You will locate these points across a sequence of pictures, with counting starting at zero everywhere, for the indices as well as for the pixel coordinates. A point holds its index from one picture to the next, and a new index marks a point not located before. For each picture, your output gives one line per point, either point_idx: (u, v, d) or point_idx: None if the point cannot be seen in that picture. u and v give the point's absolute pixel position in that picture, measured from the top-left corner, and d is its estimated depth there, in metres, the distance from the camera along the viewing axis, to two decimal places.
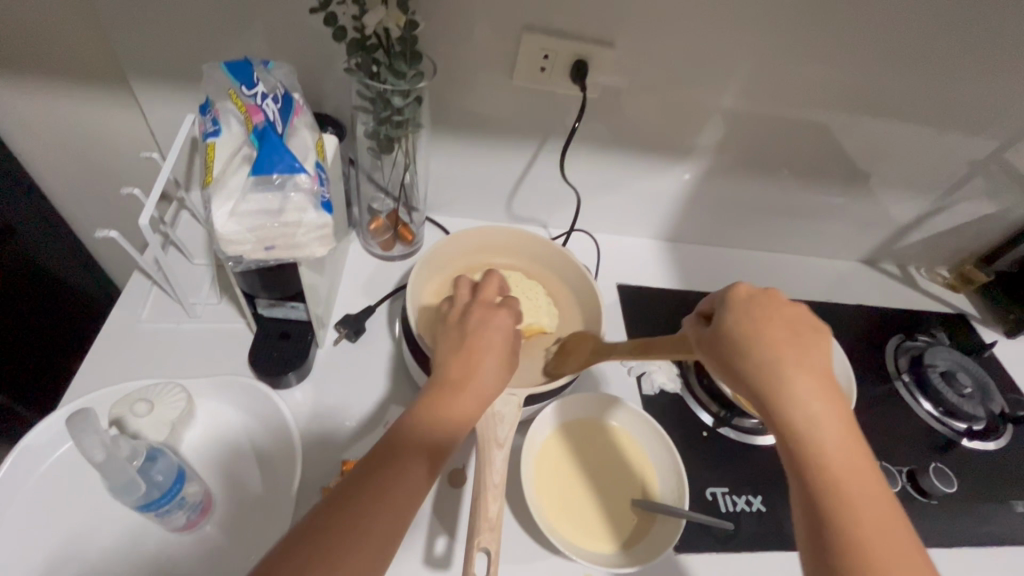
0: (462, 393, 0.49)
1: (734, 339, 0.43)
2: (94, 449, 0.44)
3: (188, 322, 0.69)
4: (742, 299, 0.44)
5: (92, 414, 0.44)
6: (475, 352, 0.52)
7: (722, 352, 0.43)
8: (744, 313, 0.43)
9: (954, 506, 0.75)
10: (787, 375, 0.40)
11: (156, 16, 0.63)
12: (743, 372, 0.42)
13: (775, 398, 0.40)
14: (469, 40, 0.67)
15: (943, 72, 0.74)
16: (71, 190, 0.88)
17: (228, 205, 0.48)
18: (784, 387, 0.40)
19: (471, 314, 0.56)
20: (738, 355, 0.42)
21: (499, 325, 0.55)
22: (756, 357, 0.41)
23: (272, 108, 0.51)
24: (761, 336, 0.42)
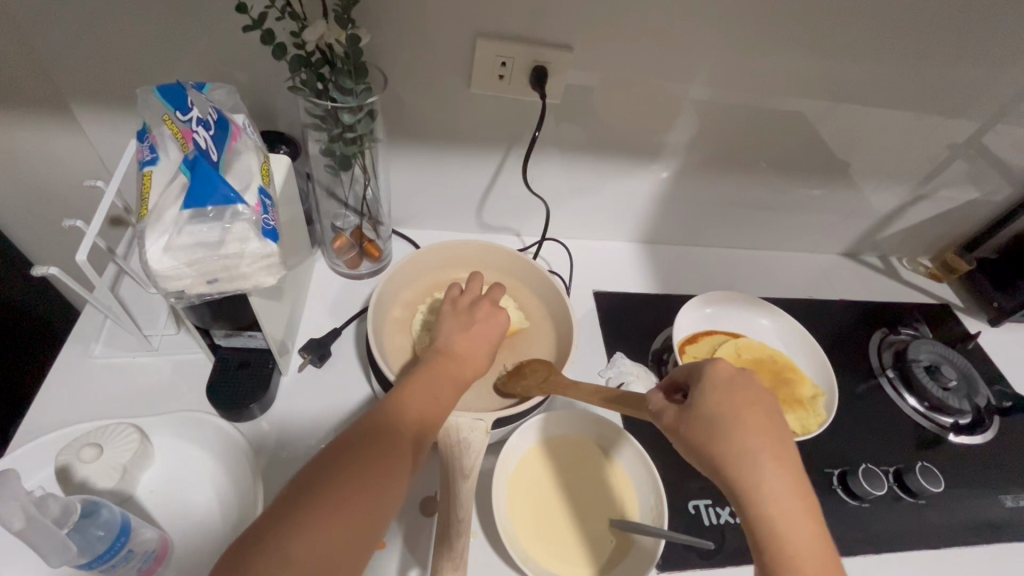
0: (459, 366, 0.54)
1: (712, 424, 0.40)
2: (13, 518, 0.40)
3: (145, 354, 0.66)
4: (725, 380, 0.41)
5: (13, 476, 0.41)
6: (475, 337, 0.57)
7: (696, 438, 0.40)
8: (725, 398, 0.40)
9: (943, 505, 0.73)
10: (764, 468, 0.37)
11: (90, 39, 0.60)
12: (717, 460, 0.39)
13: (746, 491, 0.37)
14: (422, 49, 0.64)
15: (914, 57, 0.72)
16: (22, 220, 0.84)
17: (163, 240, 0.45)
18: (759, 484, 0.37)
19: (479, 308, 0.60)
20: (714, 443, 0.39)
21: (499, 323, 0.60)
22: (736, 449, 0.38)
23: (205, 135, 0.48)
24: (738, 423, 0.39)
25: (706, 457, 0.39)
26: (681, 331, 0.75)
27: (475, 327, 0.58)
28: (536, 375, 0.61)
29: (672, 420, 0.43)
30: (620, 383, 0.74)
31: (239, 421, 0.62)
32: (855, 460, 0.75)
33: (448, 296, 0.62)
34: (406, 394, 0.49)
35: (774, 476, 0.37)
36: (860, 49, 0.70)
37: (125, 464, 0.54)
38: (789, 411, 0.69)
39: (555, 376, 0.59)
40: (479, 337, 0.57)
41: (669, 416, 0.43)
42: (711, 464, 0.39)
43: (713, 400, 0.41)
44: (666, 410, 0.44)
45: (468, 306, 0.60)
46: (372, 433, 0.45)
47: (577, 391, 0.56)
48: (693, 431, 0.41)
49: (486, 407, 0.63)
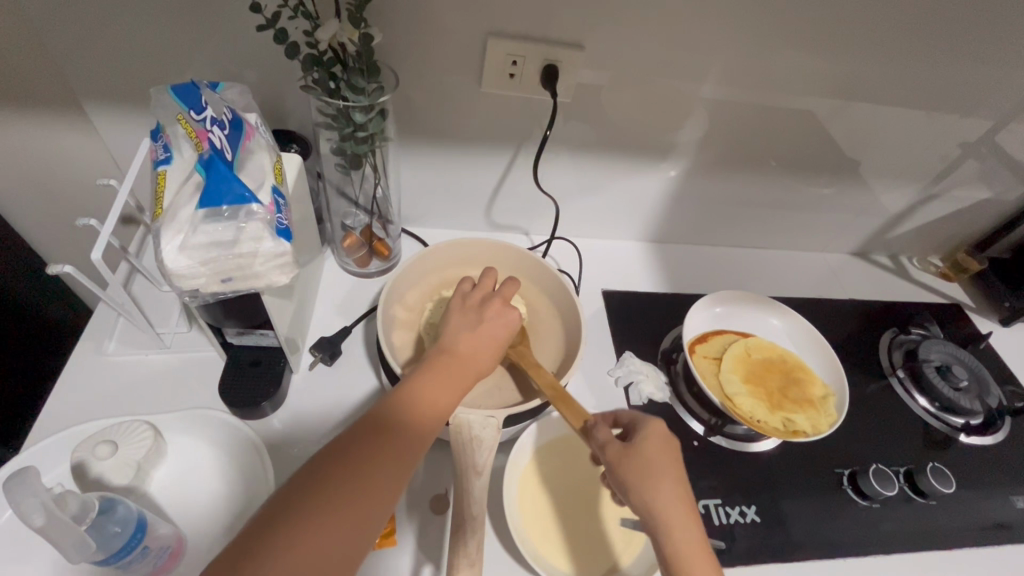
0: (461, 368, 0.54)
1: (641, 466, 0.47)
2: (34, 515, 0.40)
3: (157, 352, 0.66)
4: (658, 435, 0.49)
5: (34, 473, 0.41)
6: (480, 337, 0.57)
7: (626, 475, 0.47)
8: (655, 446, 0.49)
9: (955, 506, 0.73)
10: (683, 509, 0.46)
11: (103, 37, 0.60)
12: (640, 498, 0.46)
13: (661, 524, 0.45)
14: (433, 49, 0.64)
15: (927, 55, 0.72)
16: (35, 219, 0.85)
17: (178, 239, 0.45)
18: (673, 523, 0.45)
19: (490, 305, 0.60)
20: (640, 483, 0.46)
21: (509, 319, 0.59)
22: (657, 489, 0.46)
23: (220, 135, 0.48)
24: (665, 469, 0.47)
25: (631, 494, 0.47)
26: (690, 331, 0.75)
27: (484, 325, 0.58)
28: (507, 339, 0.65)
29: (608, 455, 0.49)
30: (629, 383, 0.74)
31: (251, 419, 0.62)
32: (865, 461, 0.75)
33: (459, 290, 0.62)
34: (405, 401, 0.49)
35: (682, 515, 0.45)
36: (873, 47, 0.70)
37: (139, 460, 0.54)
38: (800, 411, 0.69)
39: (524, 345, 0.63)
40: (490, 336, 0.57)
41: (603, 450, 0.49)
42: (633, 499, 0.47)
43: (647, 448, 0.48)
44: (606, 443, 0.49)
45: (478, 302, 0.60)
46: (361, 438, 0.45)
47: (542, 377, 0.58)
48: (622, 467, 0.47)
49: (495, 404, 0.63)
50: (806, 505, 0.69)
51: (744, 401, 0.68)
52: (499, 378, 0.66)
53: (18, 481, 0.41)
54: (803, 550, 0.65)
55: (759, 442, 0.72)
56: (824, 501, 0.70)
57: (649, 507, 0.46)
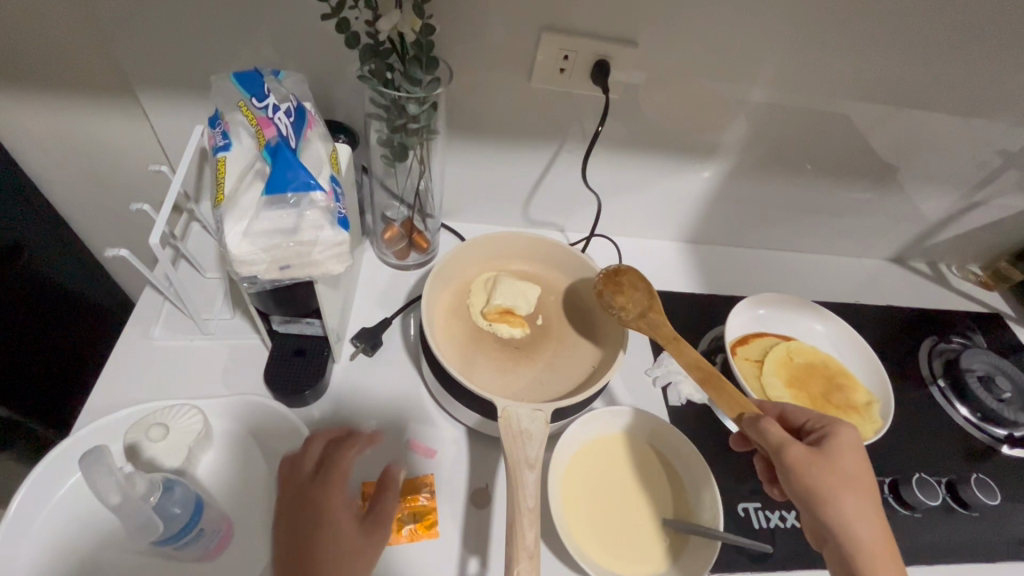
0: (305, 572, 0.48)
1: (834, 480, 0.49)
2: (109, 492, 0.42)
3: (202, 338, 0.67)
4: (846, 446, 0.51)
5: (107, 451, 0.42)
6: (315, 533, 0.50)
7: (816, 481, 0.49)
8: (848, 460, 0.50)
9: (998, 519, 0.71)
10: (866, 518, 0.48)
11: (161, 25, 0.61)
12: (830, 510, 0.48)
13: (852, 540, 0.47)
14: (484, 42, 0.64)
15: (983, 60, 0.70)
16: (80, 206, 0.86)
17: (242, 225, 0.45)
18: (865, 541, 0.47)
19: (322, 481, 0.53)
20: (834, 496, 0.48)
21: (347, 454, 0.55)
22: (851, 505, 0.48)
23: (284, 122, 0.48)
24: (853, 479, 0.49)
25: (815, 502, 0.49)
26: (731, 332, 0.74)
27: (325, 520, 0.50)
28: (636, 301, 0.65)
29: (794, 458, 0.50)
30: (667, 383, 0.73)
31: (297, 408, 0.63)
32: (907, 470, 0.73)
33: (283, 478, 0.55)
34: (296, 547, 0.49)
35: (876, 535, 0.48)
36: (927, 49, 0.68)
37: (190, 444, 0.55)
38: (843, 417, 0.68)
39: (655, 313, 0.64)
40: (339, 493, 0.52)
41: (787, 450, 0.51)
42: (814, 507, 0.49)
43: (840, 461, 0.50)
44: (789, 445, 0.51)
45: (314, 453, 0.56)
46: None
47: (681, 354, 0.61)
48: (815, 477, 0.49)
49: (537, 399, 0.63)
50: None
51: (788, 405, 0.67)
52: (541, 374, 0.66)
53: (94, 459, 0.42)
54: None
55: None
56: None
57: (838, 521, 0.48)
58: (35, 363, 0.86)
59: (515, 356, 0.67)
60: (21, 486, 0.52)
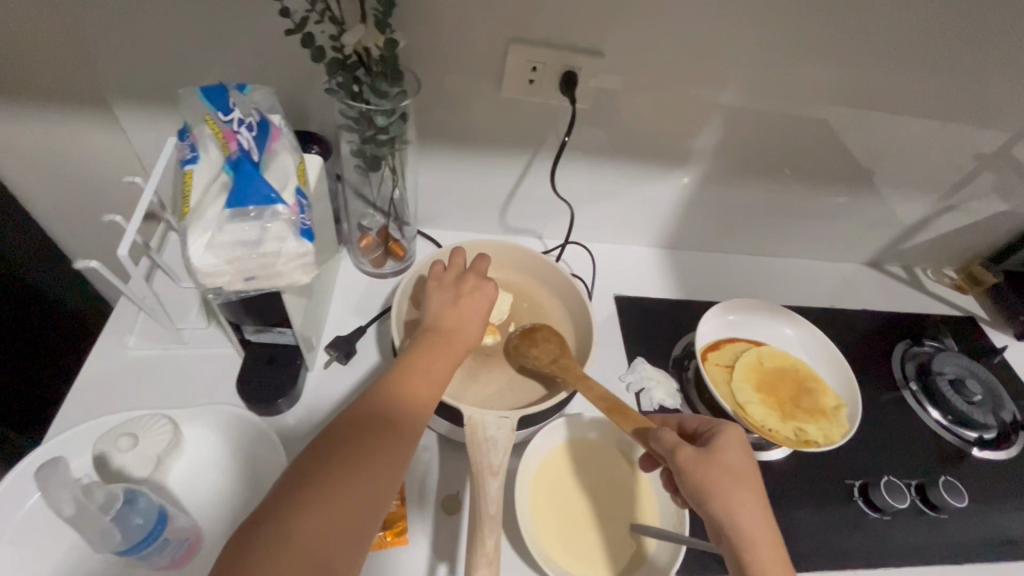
0: (448, 340, 0.57)
1: (720, 476, 0.49)
2: (63, 503, 0.43)
3: (177, 347, 0.68)
4: (731, 442, 0.51)
5: (61, 463, 0.44)
6: (462, 309, 0.60)
7: (705, 479, 0.49)
8: (734, 455, 0.50)
9: (967, 521, 0.72)
10: (753, 512, 0.47)
11: (133, 39, 0.62)
12: (717, 505, 0.48)
13: (740, 535, 0.47)
14: (454, 54, 0.65)
15: (945, 68, 0.71)
16: (59, 216, 0.87)
17: (205, 237, 0.46)
18: (751, 532, 0.46)
19: (465, 283, 0.63)
20: (720, 493, 0.48)
21: (488, 298, 0.63)
22: (737, 499, 0.47)
23: (247, 136, 0.49)
24: (739, 475, 0.49)
25: (704, 501, 0.48)
26: (702, 338, 0.75)
27: (462, 303, 0.61)
28: (549, 352, 0.65)
29: (681, 459, 0.50)
30: (640, 389, 0.74)
31: (269, 417, 0.64)
32: (877, 472, 0.74)
33: (433, 273, 0.64)
34: (437, 332, 0.57)
35: (762, 527, 0.47)
36: (890, 58, 0.70)
37: (160, 453, 0.55)
38: (811, 420, 0.69)
39: (567, 358, 0.63)
40: (482, 300, 0.62)
41: (678, 452, 0.50)
42: (704, 506, 0.48)
43: (725, 457, 0.50)
44: (678, 448, 0.51)
45: (473, 284, 0.63)
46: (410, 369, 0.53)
47: (591, 390, 0.59)
48: (704, 474, 0.49)
49: (507, 405, 0.64)
50: (816, 515, 0.69)
51: (756, 409, 0.68)
52: (512, 380, 0.66)
53: (49, 472, 0.44)
54: (813, 561, 0.65)
55: (770, 452, 0.71)
56: (834, 513, 0.70)
57: (727, 517, 0.47)
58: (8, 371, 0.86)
59: (487, 363, 0.67)
60: None
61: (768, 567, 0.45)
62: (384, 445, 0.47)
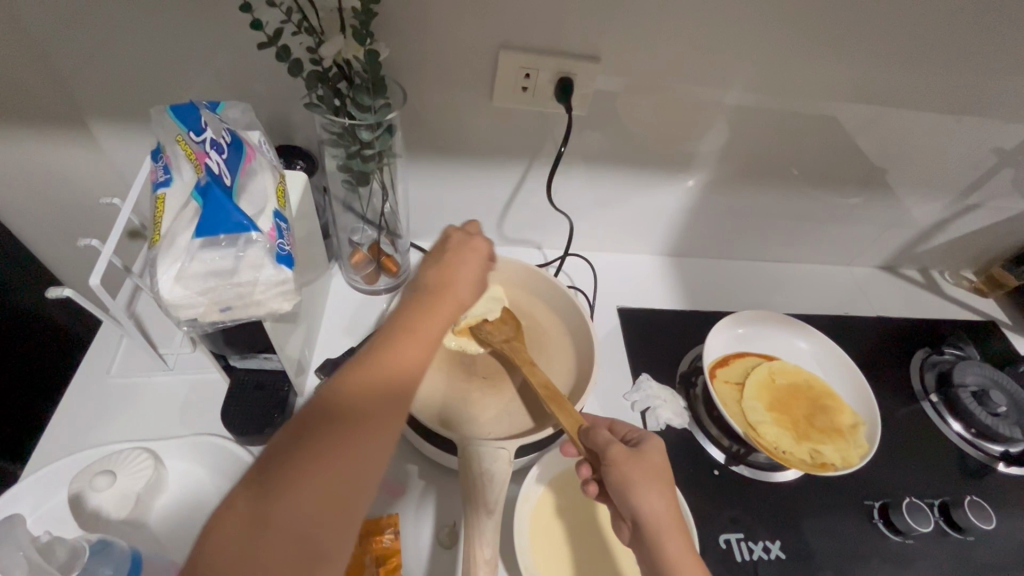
0: (442, 301, 0.47)
1: (645, 472, 0.47)
2: (13, 569, 0.41)
3: (161, 373, 0.65)
4: (661, 447, 0.50)
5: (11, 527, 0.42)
6: (454, 268, 0.49)
7: (632, 474, 0.47)
8: (660, 456, 0.49)
9: (996, 542, 0.68)
10: (670, 509, 0.47)
11: (105, 55, 0.59)
12: (640, 501, 0.46)
13: (652, 528, 0.46)
14: (442, 62, 0.62)
15: (962, 63, 0.68)
16: (43, 237, 0.84)
17: (175, 268, 0.43)
18: (665, 527, 0.46)
19: (458, 241, 0.51)
20: (642, 488, 0.46)
21: (483, 255, 0.51)
22: (656, 494, 0.46)
23: (218, 158, 0.46)
24: (661, 474, 0.48)
25: (627, 495, 0.47)
26: (711, 353, 0.72)
27: (456, 259, 0.50)
28: (503, 332, 0.65)
29: (613, 453, 0.48)
30: (646, 408, 0.70)
31: (253, 446, 0.59)
32: (898, 492, 0.71)
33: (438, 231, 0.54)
34: (425, 291, 0.47)
35: (676, 524, 0.46)
36: (904, 54, 0.66)
37: (138, 491, 0.52)
38: (828, 441, 0.65)
39: (519, 341, 0.64)
40: (473, 261, 0.50)
41: (609, 446, 0.48)
42: (628, 500, 0.47)
43: (652, 456, 0.49)
44: (612, 445, 0.48)
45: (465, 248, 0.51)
46: (392, 333, 0.44)
47: (536, 373, 0.59)
48: (630, 470, 0.47)
49: (506, 431, 0.61)
50: (835, 538, 0.65)
51: (769, 430, 0.65)
52: (509, 404, 0.63)
53: (4, 532, 0.42)
54: None
55: (783, 472, 0.68)
56: (854, 536, 0.66)
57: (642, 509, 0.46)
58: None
59: (483, 386, 0.64)
60: None
61: (676, 559, 0.44)
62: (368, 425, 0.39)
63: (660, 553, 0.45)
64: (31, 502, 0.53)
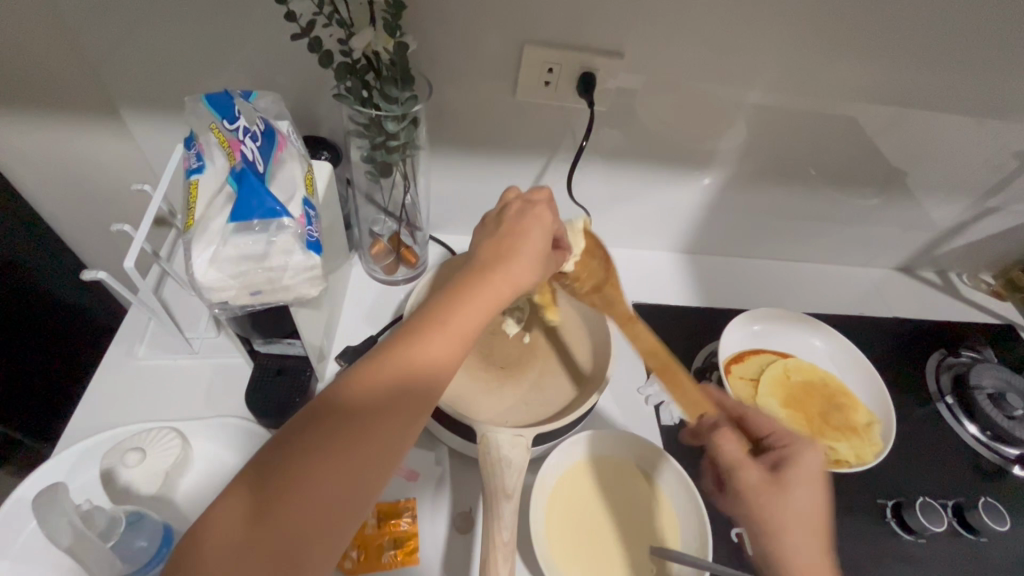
0: (493, 281, 0.45)
1: (780, 498, 0.48)
2: (60, 535, 0.43)
3: (186, 357, 0.67)
4: (810, 464, 0.50)
5: (55, 494, 0.44)
6: (510, 241, 0.47)
7: (808, 500, 0.48)
8: (806, 483, 0.49)
9: (1010, 543, 0.68)
10: (802, 540, 0.46)
11: (140, 46, 0.61)
12: (778, 526, 0.47)
13: (784, 551, 0.46)
14: (467, 55, 0.63)
15: (985, 64, 0.67)
16: (74, 223, 0.86)
17: (209, 251, 0.45)
18: (804, 552, 0.46)
19: (514, 211, 0.50)
20: (777, 515, 0.47)
21: (543, 233, 0.49)
22: (792, 520, 0.47)
23: (252, 145, 0.47)
24: (800, 498, 0.48)
25: (761, 517, 0.48)
26: (726, 349, 0.72)
27: (509, 232, 0.48)
28: (593, 273, 0.61)
29: (747, 475, 0.50)
30: (659, 402, 0.71)
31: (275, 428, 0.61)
32: (912, 491, 0.71)
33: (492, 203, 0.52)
34: (474, 267, 0.46)
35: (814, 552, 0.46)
36: (927, 55, 0.66)
37: (167, 469, 0.54)
38: (842, 438, 0.66)
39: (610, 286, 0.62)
40: (532, 234, 0.48)
41: (815, 471, 0.49)
42: (765, 522, 0.47)
43: (794, 481, 0.48)
44: (748, 464, 0.50)
45: (528, 221, 0.48)
46: (427, 324, 0.42)
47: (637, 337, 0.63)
48: (763, 495, 0.48)
49: (524, 419, 0.62)
50: (846, 535, 0.66)
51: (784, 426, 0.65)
52: (527, 394, 0.64)
53: (48, 501, 0.43)
54: None
55: None
56: (866, 534, 0.66)
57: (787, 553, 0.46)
58: (16, 374, 0.85)
59: (500, 376, 0.66)
60: (5, 504, 0.53)
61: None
62: (386, 422, 0.39)
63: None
64: (65, 476, 0.55)
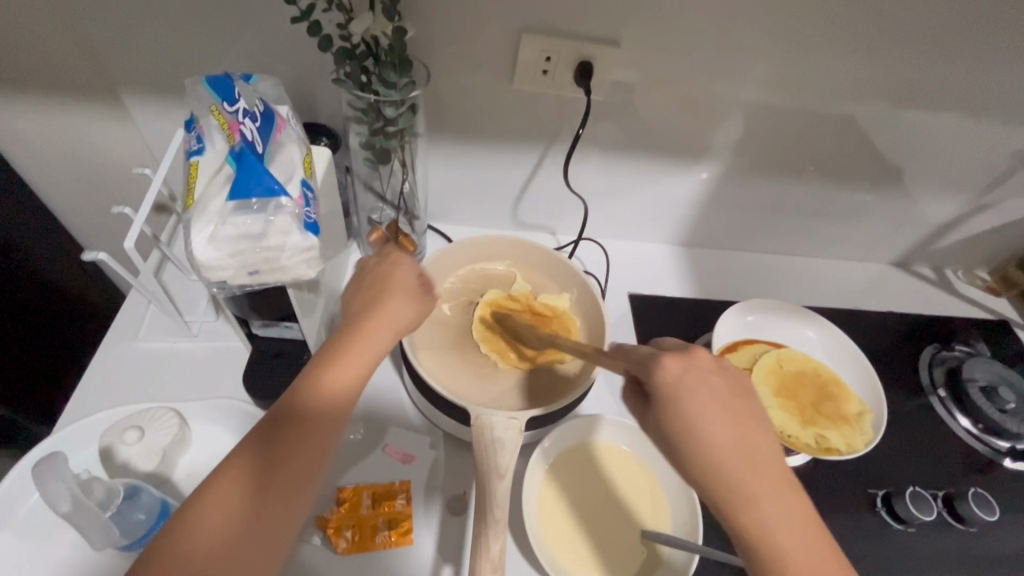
0: (369, 335, 0.46)
1: (717, 424, 0.40)
2: (61, 500, 0.44)
3: (185, 340, 0.67)
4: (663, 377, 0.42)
5: (57, 461, 0.45)
6: (383, 296, 0.48)
7: (713, 421, 0.40)
8: (716, 393, 0.41)
9: (997, 534, 0.69)
10: (748, 469, 0.39)
11: (142, 29, 0.61)
12: (724, 457, 0.39)
13: (740, 483, 0.39)
14: (465, 42, 0.63)
15: (981, 60, 0.67)
16: (74, 208, 0.87)
17: (208, 230, 0.45)
18: (749, 477, 0.39)
19: (385, 266, 0.51)
20: (713, 446, 0.40)
21: (413, 283, 0.50)
22: (730, 443, 0.40)
23: (251, 126, 0.48)
24: (726, 419, 0.40)
25: (708, 453, 0.40)
26: (720, 339, 0.73)
27: (386, 287, 0.49)
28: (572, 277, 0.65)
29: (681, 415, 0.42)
30: None
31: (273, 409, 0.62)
32: (902, 482, 0.71)
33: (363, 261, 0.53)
34: (351, 324, 0.47)
35: (765, 477, 0.39)
36: (922, 50, 0.66)
37: (164, 447, 0.55)
38: (833, 427, 0.66)
39: None
40: (401, 287, 0.49)
41: (675, 387, 0.41)
42: (711, 459, 0.40)
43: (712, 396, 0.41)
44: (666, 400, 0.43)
45: (395, 275, 0.50)
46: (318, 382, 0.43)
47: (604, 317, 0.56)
48: (703, 427, 0.40)
49: (518, 404, 0.62)
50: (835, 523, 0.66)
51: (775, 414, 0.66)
52: (522, 379, 0.65)
53: (48, 467, 0.45)
54: None
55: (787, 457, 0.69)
56: (855, 523, 0.67)
57: (720, 487, 0.39)
58: (16, 358, 0.86)
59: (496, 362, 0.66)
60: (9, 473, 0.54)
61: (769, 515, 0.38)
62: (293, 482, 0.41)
63: (762, 522, 0.38)
64: (66, 453, 0.56)
